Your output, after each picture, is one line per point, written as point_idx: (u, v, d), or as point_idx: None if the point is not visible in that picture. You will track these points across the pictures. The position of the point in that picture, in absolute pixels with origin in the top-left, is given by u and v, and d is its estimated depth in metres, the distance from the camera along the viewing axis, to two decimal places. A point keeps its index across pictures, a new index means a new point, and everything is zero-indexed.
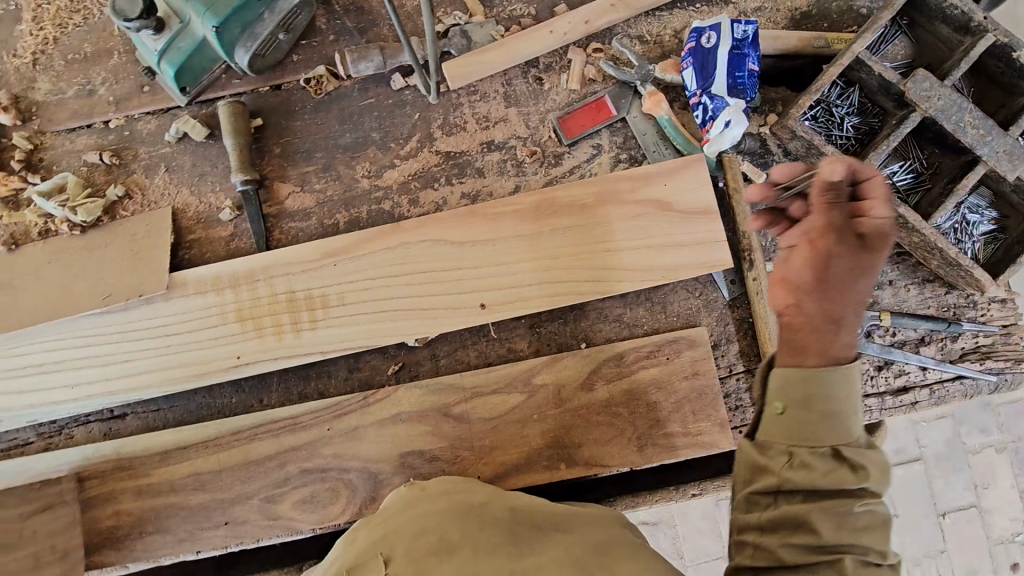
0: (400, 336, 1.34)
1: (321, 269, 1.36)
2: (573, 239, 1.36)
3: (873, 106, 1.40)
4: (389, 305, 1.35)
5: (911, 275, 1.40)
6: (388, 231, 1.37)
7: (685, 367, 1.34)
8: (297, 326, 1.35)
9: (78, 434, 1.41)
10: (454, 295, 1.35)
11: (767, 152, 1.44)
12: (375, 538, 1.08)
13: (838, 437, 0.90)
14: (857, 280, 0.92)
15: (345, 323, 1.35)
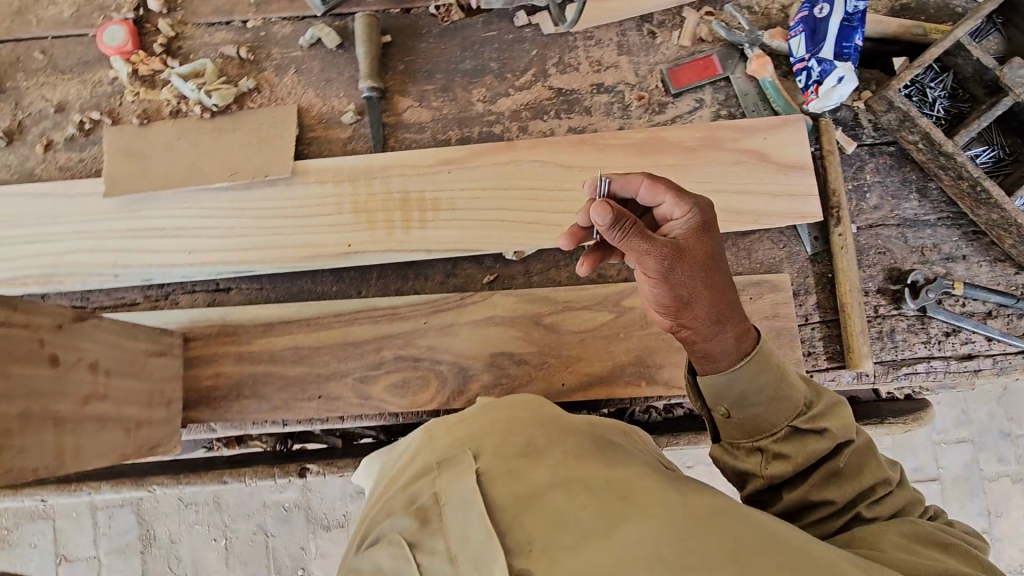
0: (503, 244, 1.42)
1: (436, 175, 1.46)
2: (674, 176, 1.45)
3: (963, 92, 1.50)
4: (496, 215, 1.44)
5: (984, 253, 1.48)
6: (502, 148, 1.47)
7: (766, 308, 1.43)
8: (407, 223, 1.44)
9: (183, 301, 1.49)
10: (558, 214, 1.44)
11: (858, 124, 1.53)
12: (462, 437, 1.12)
13: (784, 416, 1.11)
14: (698, 279, 1.06)
15: (452, 226, 1.44)
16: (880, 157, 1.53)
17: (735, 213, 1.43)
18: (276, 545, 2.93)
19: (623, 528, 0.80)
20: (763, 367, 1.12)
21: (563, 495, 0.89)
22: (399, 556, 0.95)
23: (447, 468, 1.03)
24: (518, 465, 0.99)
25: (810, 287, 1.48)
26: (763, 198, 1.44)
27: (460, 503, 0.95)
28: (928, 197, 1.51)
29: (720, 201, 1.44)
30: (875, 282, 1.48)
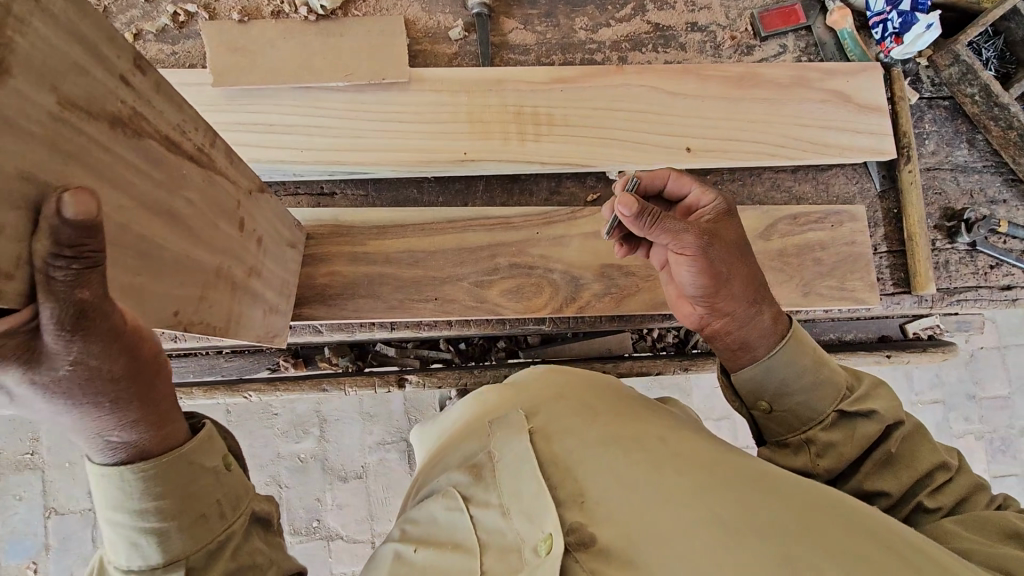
0: (614, 160, 1.48)
1: (550, 92, 1.50)
2: (768, 109, 1.56)
3: (1011, 56, 1.69)
4: (607, 134, 1.50)
5: (1021, 198, 1.68)
6: (613, 72, 1.53)
7: (846, 235, 1.56)
8: (523, 135, 1.47)
9: (286, 204, 1.46)
10: (665, 137, 1.52)
11: (919, 79, 1.70)
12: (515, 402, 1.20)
13: (827, 402, 1.20)
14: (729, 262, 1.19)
15: (563, 140, 1.48)
16: (937, 109, 1.70)
17: (821, 146, 1.56)
18: (289, 498, 2.83)
19: (674, 487, 0.91)
20: (800, 355, 1.21)
21: (616, 457, 0.99)
22: (450, 506, 1.02)
23: (500, 427, 1.11)
24: (571, 427, 1.08)
25: (878, 221, 1.62)
26: (844, 134, 1.57)
27: (513, 459, 1.02)
28: (976, 147, 1.69)
29: (808, 134, 1.56)
30: (932, 218, 1.64)
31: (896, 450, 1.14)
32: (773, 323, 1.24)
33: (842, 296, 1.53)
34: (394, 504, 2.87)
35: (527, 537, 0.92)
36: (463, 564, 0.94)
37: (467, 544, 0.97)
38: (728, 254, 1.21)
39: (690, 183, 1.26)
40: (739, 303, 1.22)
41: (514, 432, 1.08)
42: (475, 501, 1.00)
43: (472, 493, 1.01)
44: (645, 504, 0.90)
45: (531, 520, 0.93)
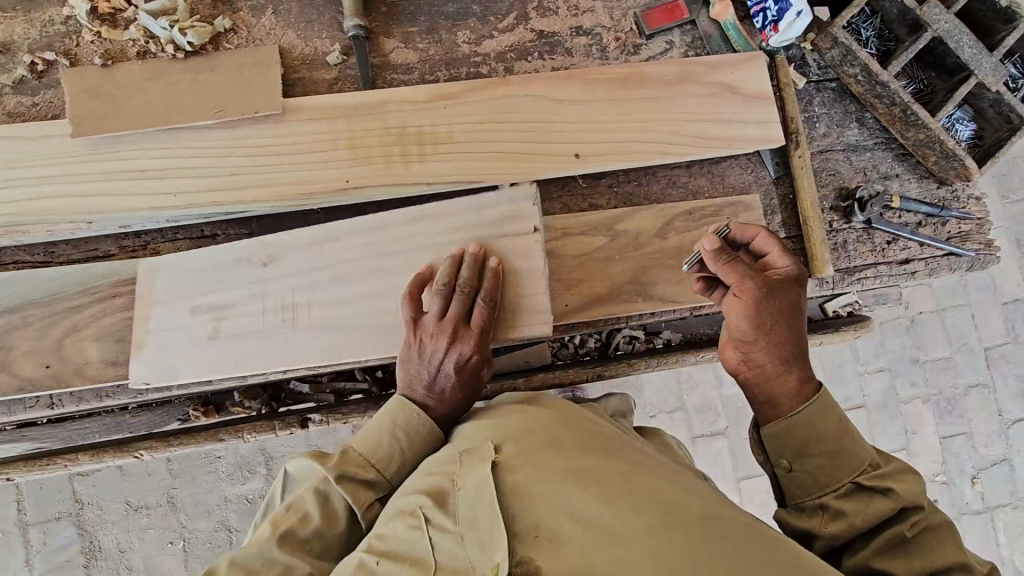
0: (501, 174, 1.46)
1: (430, 110, 1.47)
2: (655, 108, 1.56)
3: (889, 33, 1.72)
4: (493, 148, 1.48)
5: (912, 172, 1.71)
6: (496, 84, 1.51)
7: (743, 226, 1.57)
8: (407, 158, 1.45)
9: (165, 250, 1.41)
10: (553, 145, 1.50)
11: (805, 64, 1.72)
12: (482, 433, 1.22)
13: (846, 473, 1.29)
14: (781, 320, 1.32)
15: (450, 158, 1.46)
16: (825, 92, 1.72)
17: (711, 139, 1.56)
18: (240, 540, 2.78)
19: (622, 531, 0.95)
20: (828, 420, 1.32)
21: (574, 495, 1.03)
22: (415, 526, 1.07)
23: (469, 459, 1.16)
24: (536, 461, 1.11)
25: (775, 209, 1.64)
26: (734, 125, 1.58)
27: (474, 486, 1.08)
28: (865, 125, 1.72)
29: (698, 129, 1.57)
30: (828, 200, 1.66)
31: (910, 534, 1.20)
32: (802, 386, 1.35)
33: None
34: None
35: (479, 564, 0.96)
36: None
37: (426, 560, 1.02)
38: (784, 317, 1.33)
39: (776, 245, 1.36)
40: (775, 360, 1.34)
41: (478, 463, 1.14)
42: (437, 530, 1.05)
43: (434, 515, 1.06)
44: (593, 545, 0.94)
45: (484, 552, 0.97)
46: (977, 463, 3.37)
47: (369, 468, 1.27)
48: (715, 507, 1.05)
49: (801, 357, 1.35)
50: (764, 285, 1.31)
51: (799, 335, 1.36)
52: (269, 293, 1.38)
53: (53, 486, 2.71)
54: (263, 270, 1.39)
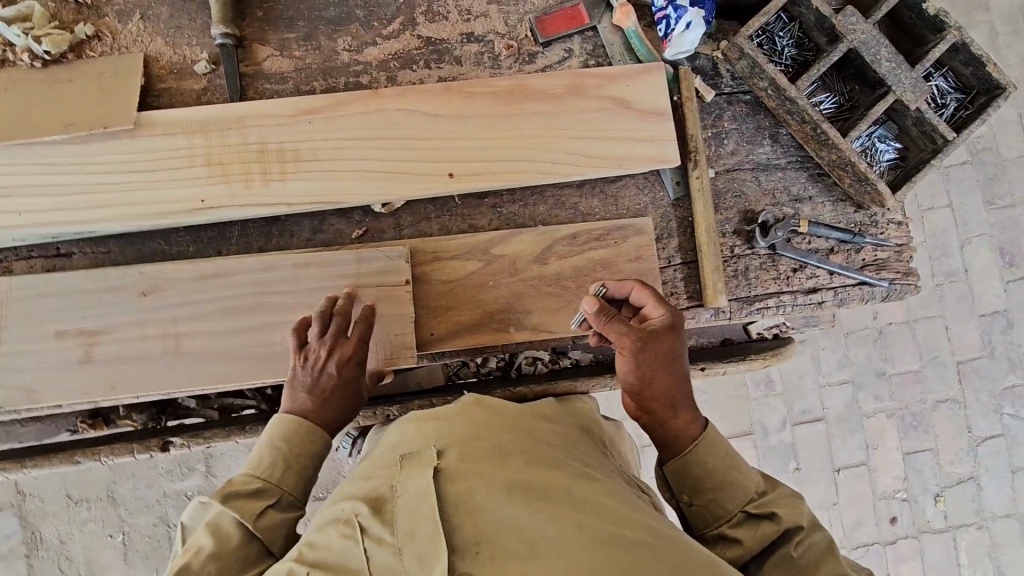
0: (365, 194, 1.39)
1: (294, 125, 1.40)
2: (539, 123, 1.46)
3: (809, 41, 1.59)
4: (360, 166, 1.41)
5: (827, 194, 1.60)
6: (367, 96, 1.43)
7: (630, 251, 1.48)
8: (266, 176, 1.38)
9: (18, 269, 1.38)
10: (425, 163, 1.42)
11: (717, 75, 1.60)
12: (427, 436, 1.10)
13: (736, 502, 1.18)
14: (661, 368, 1.21)
15: (312, 177, 1.39)
16: (737, 105, 1.61)
17: (598, 159, 1.47)
18: (180, 535, 2.79)
19: (569, 553, 0.85)
20: (710, 454, 1.22)
21: (521, 509, 0.91)
22: (348, 538, 0.94)
23: (413, 464, 1.03)
24: (481, 469, 0.99)
25: (671, 232, 1.54)
26: (624, 144, 1.48)
27: (416, 495, 0.95)
28: (779, 142, 1.60)
29: (585, 147, 1.47)
30: (731, 224, 1.56)
31: (797, 554, 1.12)
32: (689, 427, 1.24)
33: None
34: None
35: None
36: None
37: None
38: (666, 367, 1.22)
39: (651, 294, 1.27)
40: (663, 406, 1.23)
41: (423, 469, 1.01)
42: (370, 542, 0.92)
43: (370, 526, 0.93)
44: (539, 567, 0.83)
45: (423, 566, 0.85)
46: (941, 481, 3.25)
47: (254, 479, 1.18)
48: (668, 532, 0.95)
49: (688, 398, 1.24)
50: (637, 337, 1.21)
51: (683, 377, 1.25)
52: (148, 321, 1.29)
53: None
54: (137, 301, 1.30)
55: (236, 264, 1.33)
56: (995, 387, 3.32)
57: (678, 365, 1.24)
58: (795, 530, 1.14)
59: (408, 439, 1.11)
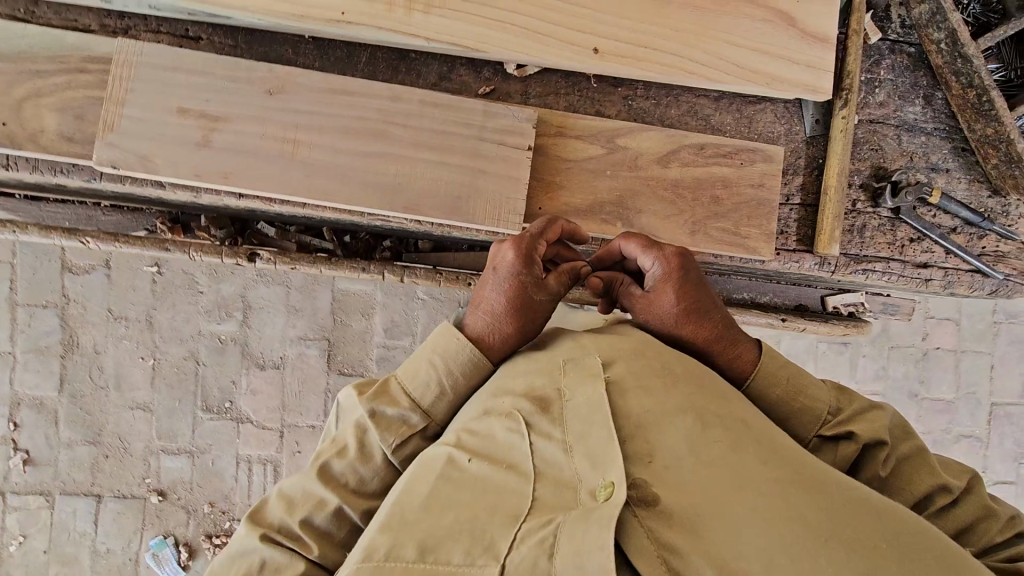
0: (506, 46, 1.32)
1: None
2: (697, 19, 1.38)
3: (997, 4, 1.47)
4: (506, 18, 1.33)
5: (966, 171, 1.51)
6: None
7: (754, 176, 1.42)
8: (411, 5, 1.31)
9: (145, 41, 1.35)
10: (573, 31, 1.35)
11: (887, 17, 1.50)
12: (585, 343, 1.15)
13: (809, 427, 1.13)
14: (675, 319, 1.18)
15: (457, 17, 1.32)
16: (899, 56, 1.51)
17: (749, 71, 1.39)
18: (206, 374, 2.89)
19: (749, 477, 0.89)
20: (773, 385, 1.16)
21: (694, 433, 0.96)
22: (512, 429, 1.04)
23: (572, 371, 1.10)
24: (648, 387, 1.04)
25: (798, 168, 1.48)
26: (779, 63, 1.39)
27: (585, 404, 1.03)
28: (932, 105, 1.51)
29: (738, 56, 1.39)
30: (859, 177, 1.49)
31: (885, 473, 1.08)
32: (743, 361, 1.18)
33: (735, 241, 1.40)
34: (307, 398, 2.93)
35: (588, 481, 0.94)
36: (518, 488, 0.99)
37: (523, 467, 1.01)
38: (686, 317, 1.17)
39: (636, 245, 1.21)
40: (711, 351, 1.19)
41: (585, 376, 1.08)
42: (536, 433, 1.02)
43: (538, 423, 1.03)
44: (718, 485, 0.89)
45: (597, 469, 0.94)
46: None
47: (405, 396, 1.17)
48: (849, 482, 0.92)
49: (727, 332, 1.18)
50: (644, 304, 1.21)
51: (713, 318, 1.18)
52: (270, 121, 1.27)
53: (44, 276, 2.82)
54: (265, 98, 1.27)
55: (364, 86, 1.29)
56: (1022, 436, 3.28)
57: (698, 307, 1.18)
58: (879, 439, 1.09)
59: (570, 346, 1.16)
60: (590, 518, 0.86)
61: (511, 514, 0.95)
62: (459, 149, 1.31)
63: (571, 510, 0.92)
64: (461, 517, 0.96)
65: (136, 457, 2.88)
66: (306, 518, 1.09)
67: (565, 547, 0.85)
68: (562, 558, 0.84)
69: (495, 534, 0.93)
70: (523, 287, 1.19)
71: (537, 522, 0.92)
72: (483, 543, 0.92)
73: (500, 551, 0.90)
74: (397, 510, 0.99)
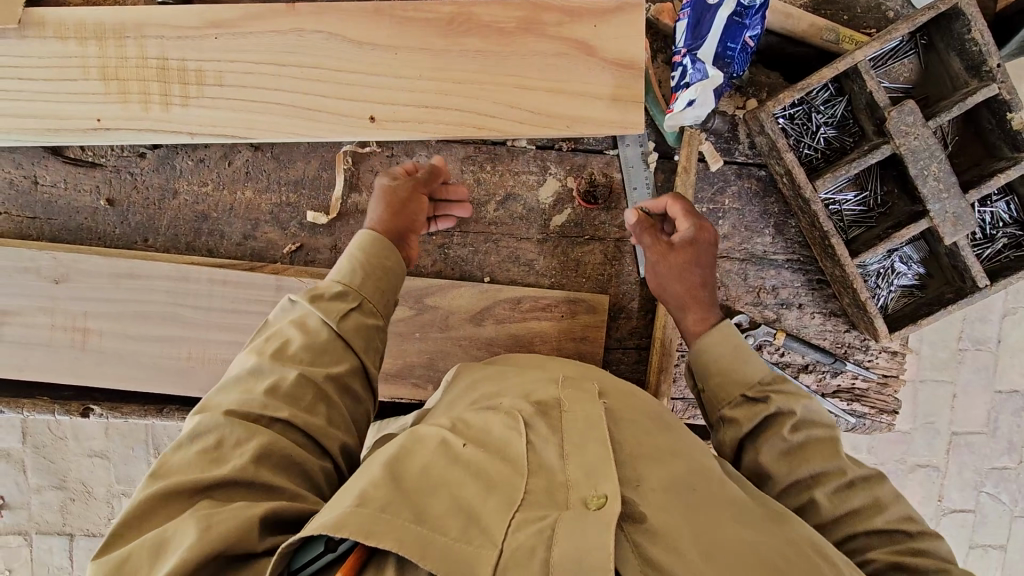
0: (272, 128, 1.26)
1: (199, 40, 1.25)
2: (481, 63, 1.25)
3: (854, 125, 1.31)
4: (269, 96, 1.26)
5: (821, 304, 1.40)
6: (281, 11, 1.24)
7: (576, 329, 1.34)
8: (166, 98, 1.26)
9: None
10: (345, 101, 1.26)
11: (733, 138, 1.35)
12: (584, 372, 1.10)
13: (735, 388, 1.08)
14: (678, 274, 1.18)
15: (219, 106, 1.26)
16: (747, 180, 1.37)
17: (547, 116, 1.26)
18: (156, 428, 2.43)
19: (726, 527, 0.82)
20: (735, 386, 1.09)
21: (681, 465, 0.89)
22: (511, 426, 0.91)
23: (573, 386, 0.99)
24: (641, 425, 0.95)
25: (631, 312, 1.39)
26: (582, 109, 1.26)
27: (587, 416, 0.91)
28: (783, 234, 1.38)
29: (533, 100, 1.26)
30: None
31: (791, 436, 1.01)
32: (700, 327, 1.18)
33: None
34: None
35: (580, 487, 0.80)
36: (508, 481, 0.83)
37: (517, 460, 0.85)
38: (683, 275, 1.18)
39: (680, 208, 1.20)
40: (684, 307, 1.19)
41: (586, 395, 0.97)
42: (536, 436, 0.88)
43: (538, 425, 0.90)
44: (702, 522, 0.81)
45: (588, 479, 0.80)
46: None
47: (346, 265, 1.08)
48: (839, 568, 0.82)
49: (705, 303, 1.19)
50: (655, 250, 1.21)
51: (705, 297, 1.19)
52: (59, 311, 1.27)
53: None
54: (51, 287, 1.26)
55: (149, 267, 1.27)
56: (980, 464, 2.45)
57: (702, 279, 1.18)
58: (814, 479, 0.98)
59: (565, 372, 1.08)
60: (592, 519, 0.74)
61: (504, 505, 0.79)
62: (253, 328, 1.28)
63: (562, 511, 0.78)
64: (454, 496, 0.81)
65: (100, 500, 2.46)
66: (270, 388, 0.93)
67: (565, 539, 0.72)
68: (563, 556, 0.70)
69: (489, 519, 0.77)
70: (398, 190, 1.18)
71: (533, 514, 0.77)
72: (476, 529, 0.76)
73: (497, 537, 0.75)
74: (392, 474, 0.82)
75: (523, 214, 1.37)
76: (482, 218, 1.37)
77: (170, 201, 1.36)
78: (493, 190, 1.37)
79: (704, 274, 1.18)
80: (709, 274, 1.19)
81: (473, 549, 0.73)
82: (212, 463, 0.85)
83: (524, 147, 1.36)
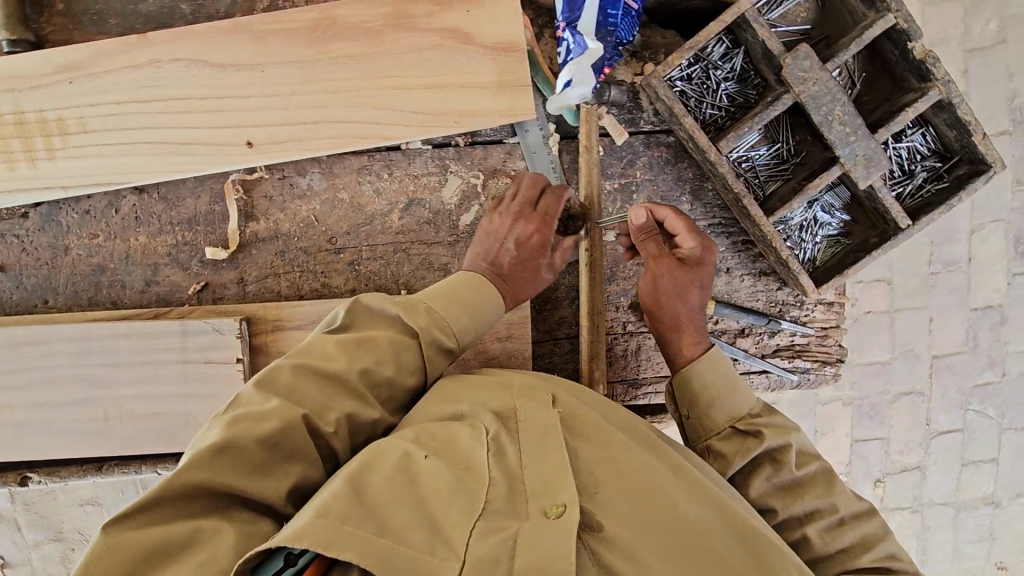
0: (147, 170, 1.19)
1: (53, 86, 1.18)
2: (353, 68, 1.18)
3: (755, 76, 1.25)
4: (138, 135, 1.19)
5: (749, 265, 1.36)
6: (134, 44, 1.18)
7: (500, 329, 1.30)
8: (31, 153, 1.19)
9: None
10: (220, 129, 1.20)
11: (636, 107, 1.30)
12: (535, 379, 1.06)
13: (723, 419, 1.13)
14: (678, 290, 1.17)
15: (88, 153, 1.19)
16: (656, 149, 1.31)
17: (431, 113, 1.20)
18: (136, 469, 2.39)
19: (686, 516, 0.87)
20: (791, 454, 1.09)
21: (639, 459, 0.92)
22: (475, 436, 0.91)
23: (527, 391, 0.99)
24: (596, 426, 0.95)
25: (558, 302, 1.36)
26: (466, 102, 1.19)
27: (546, 422, 0.92)
28: (701, 199, 1.33)
29: (414, 99, 1.20)
30: (626, 297, 1.36)
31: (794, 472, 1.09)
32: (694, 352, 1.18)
33: None
34: None
35: (539, 496, 0.83)
36: (469, 487, 0.83)
37: (479, 468, 0.86)
38: (686, 296, 1.18)
39: (683, 220, 1.19)
40: (679, 329, 1.19)
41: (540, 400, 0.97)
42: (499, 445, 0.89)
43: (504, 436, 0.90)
44: (660, 520, 0.85)
45: (547, 489, 0.83)
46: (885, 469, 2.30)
47: (466, 326, 1.06)
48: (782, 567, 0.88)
49: (699, 327, 1.20)
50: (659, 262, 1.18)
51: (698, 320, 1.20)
52: None
53: None
54: None
55: (47, 331, 1.22)
56: None
57: (700, 301, 1.20)
58: (806, 516, 1.09)
59: (519, 375, 1.06)
60: (552, 532, 0.77)
61: (465, 512, 0.80)
62: (166, 377, 1.24)
63: (521, 522, 0.80)
64: (421, 506, 0.81)
65: None
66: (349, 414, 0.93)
67: (527, 553, 0.75)
68: (528, 566, 0.74)
69: (452, 528, 0.78)
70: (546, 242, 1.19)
71: (495, 523, 0.79)
72: (439, 540, 0.77)
73: (461, 547, 0.76)
74: (353, 486, 0.80)
75: (431, 218, 1.32)
76: (389, 228, 1.31)
77: (63, 258, 1.30)
78: (395, 197, 1.31)
79: (700, 294, 1.19)
80: (705, 294, 1.20)
81: (438, 561, 0.75)
82: (255, 473, 0.83)
83: (420, 148, 1.31)
